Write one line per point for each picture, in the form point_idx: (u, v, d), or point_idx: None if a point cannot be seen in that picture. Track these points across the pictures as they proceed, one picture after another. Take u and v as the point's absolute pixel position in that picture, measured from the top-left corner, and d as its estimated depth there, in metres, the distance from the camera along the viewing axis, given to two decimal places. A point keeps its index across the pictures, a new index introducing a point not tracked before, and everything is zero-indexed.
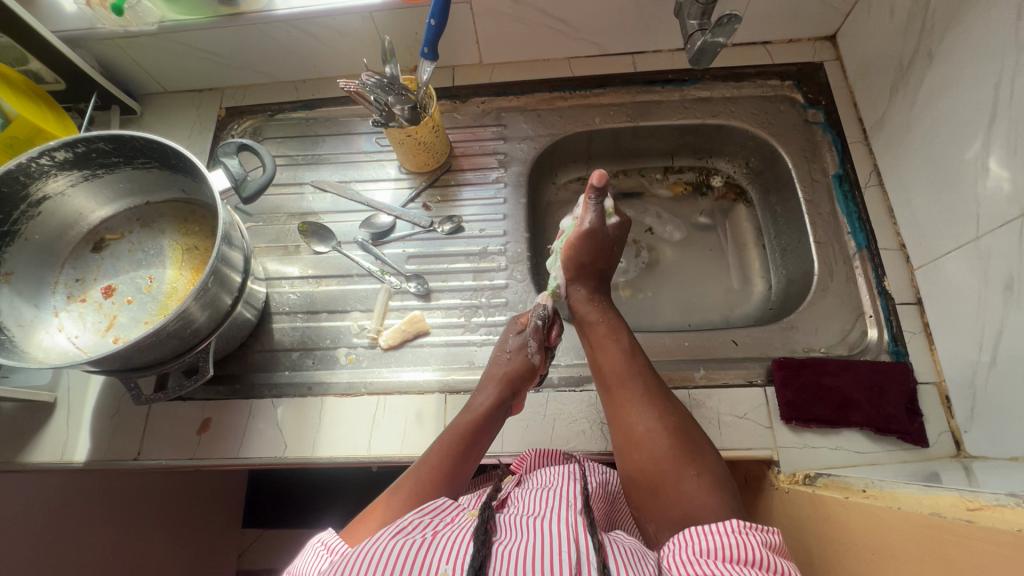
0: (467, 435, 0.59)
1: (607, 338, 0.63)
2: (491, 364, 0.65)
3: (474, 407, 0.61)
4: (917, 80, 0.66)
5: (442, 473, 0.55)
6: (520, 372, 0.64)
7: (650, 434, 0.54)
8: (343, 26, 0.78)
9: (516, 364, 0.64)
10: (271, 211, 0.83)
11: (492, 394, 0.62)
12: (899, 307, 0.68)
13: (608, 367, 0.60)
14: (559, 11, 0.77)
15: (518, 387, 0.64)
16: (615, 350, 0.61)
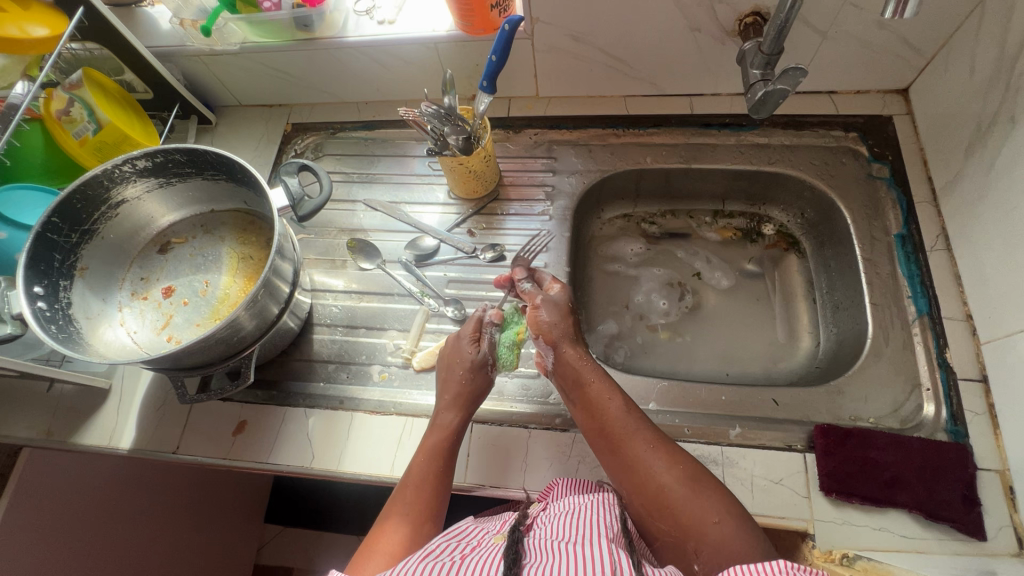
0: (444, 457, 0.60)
1: (601, 398, 0.60)
2: (450, 392, 0.64)
3: (444, 428, 0.62)
4: (997, 144, 0.62)
5: (429, 493, 0.57)
6: (476, 392, 0.64)
7: (664, 488, 0.52)
8: (408, 55, 0.82)
9: (471, 388, 0.64)
10: (323, 225, 0.86)
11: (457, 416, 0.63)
12: (961, 383, 0.63)
13: (607, 426, 0.58)
14: (619, 51, 0.78)
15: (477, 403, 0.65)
16: (611, 407, 0.59)
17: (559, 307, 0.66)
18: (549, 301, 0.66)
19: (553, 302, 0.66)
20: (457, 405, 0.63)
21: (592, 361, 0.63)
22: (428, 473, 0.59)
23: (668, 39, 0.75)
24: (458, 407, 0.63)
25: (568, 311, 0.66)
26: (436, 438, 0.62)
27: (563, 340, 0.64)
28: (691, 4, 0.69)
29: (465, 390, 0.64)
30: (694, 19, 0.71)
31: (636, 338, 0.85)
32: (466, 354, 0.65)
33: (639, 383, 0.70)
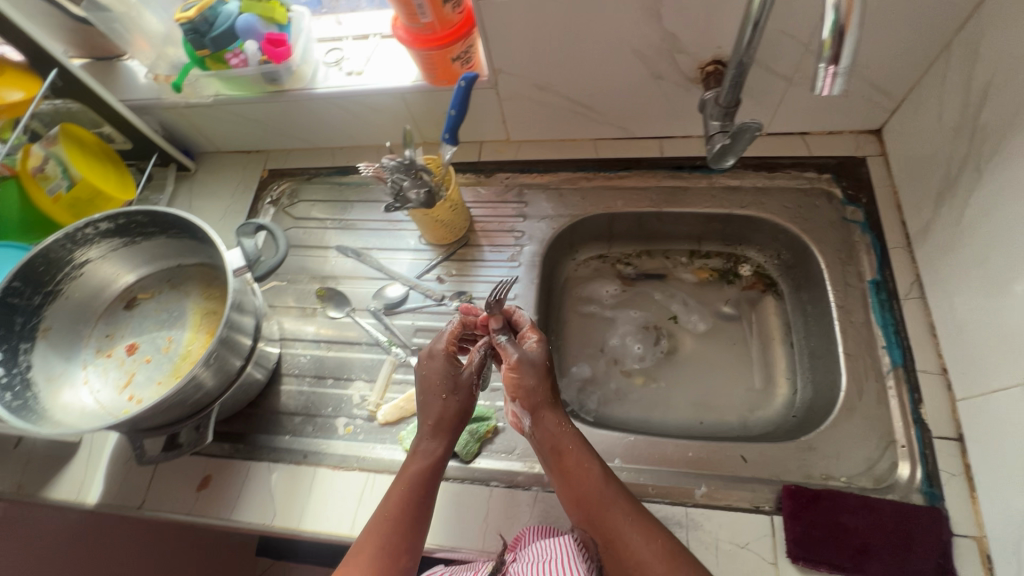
0: (423, 486, 0.58)
1: (578, 467, 0.57)
2: (431, 416, 0.62)
3: (427, 455, 0.61)
4: (965, 194, 0.60)
5: (405, 523, 0.55)
6: (456, 413, 0.63)
7: (643, 564, 0.51)
8: (377, 104, 0.82)
9: (451, 410, 0.63)
10: (295, 273, 0.86)
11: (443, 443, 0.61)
12: (936, 441, 0.61)
13: (583, 498, 0.56)
14: (584, 98, 0.77)
15: (457, 427, 0.63)
16: (589, 475, 0.57)
17: (536, 370, 0.62)
18: (524, 356, 0.62)
19: (528, 362, 0.62)
20: (436, 428, 0.62)
21: (570, 430, 0.60)
22: (406, 501, 0.57)
23: (632, 86, 0.74)
24: (442, 433, 0.62)
25: (545, 368, 0.62)
26: (416, 465, 0.60)
27: (543, 407, 0.61)
28: (651, 54, 0.69)
29: (444, 412, 0.62)
30: (656, 67, 0.70)
31: (610, 384, 0.83)
32: (444, 374, 0.64)
33: (605, 438, 0.68)
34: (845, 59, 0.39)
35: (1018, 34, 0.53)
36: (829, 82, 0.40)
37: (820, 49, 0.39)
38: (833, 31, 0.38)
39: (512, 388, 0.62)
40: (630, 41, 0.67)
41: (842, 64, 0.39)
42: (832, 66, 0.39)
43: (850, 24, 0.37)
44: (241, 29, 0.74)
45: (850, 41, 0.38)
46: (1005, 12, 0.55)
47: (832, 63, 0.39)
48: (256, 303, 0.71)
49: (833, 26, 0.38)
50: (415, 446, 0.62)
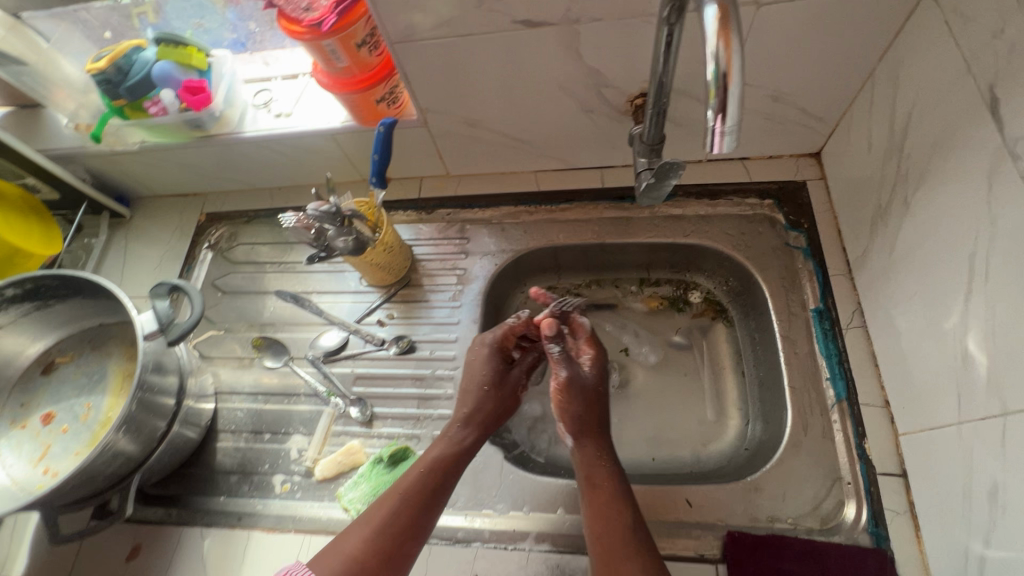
0: (448, 474, 0.62)
1: (606, 506, 0.58)
2: (473, 408, 0.67)
3: (458, 446, 0.64)
4: (896, 223, 0.59)
5: (417, 499, 0.59)
6: (493, 412, 0.68)
7: None
8: (308, 146, 0.80)
9: (489, 406, 0.68)
10: (234, 322, 0.84)
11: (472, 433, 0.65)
12: (881, 478, 0.59)
13: (603, 535, 0.56)
14: (518, 132, 0.76)
15: (494, 424, 0.67)
16: (615, 516, 0.57)
17: (585, 390, 0.67)
18: (578, 372, 0.69)
19: (581, 379, 0.68)
20: (475, 421, 0.66)
21: (610, 464, 0.62)
22: (427, 487, 0.60)
23: (564, 120, 0.73)
24: (478, 429, 0.66)
25: (593, 394, 0.68)
26: (449, 453, 0.63)
27: (591, 430, 0.65)
28: (578, 89, 0.67)
29: (485, 408, 0.67)
30: (585, 101, 0.69)
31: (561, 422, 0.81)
32: (493, 369, 0.70)
33: (548, 486, 0.66)
34: (732, 113, 0.37)
35: (933, 65, 0.52)
36: (718, 139, 0.38)
37: (707, 105, 0.38)
38: (716, 84, 0.36)
39: (557, 404, 0.67)
40: (555, 78, 0.66)
41: (729, 120, 0.37)
42: (719, 119, 0.37)
43: (733, 77, 0.36)
44: (158, 76, 0.71)
45: (733, 94, 0.36)
46: (920, 42, 0.54)
47: (720, 121, 0.37)
48: (179, 359, 0.69)
49: (715, 75, 0.36)
50: (450, 435, 0.65)
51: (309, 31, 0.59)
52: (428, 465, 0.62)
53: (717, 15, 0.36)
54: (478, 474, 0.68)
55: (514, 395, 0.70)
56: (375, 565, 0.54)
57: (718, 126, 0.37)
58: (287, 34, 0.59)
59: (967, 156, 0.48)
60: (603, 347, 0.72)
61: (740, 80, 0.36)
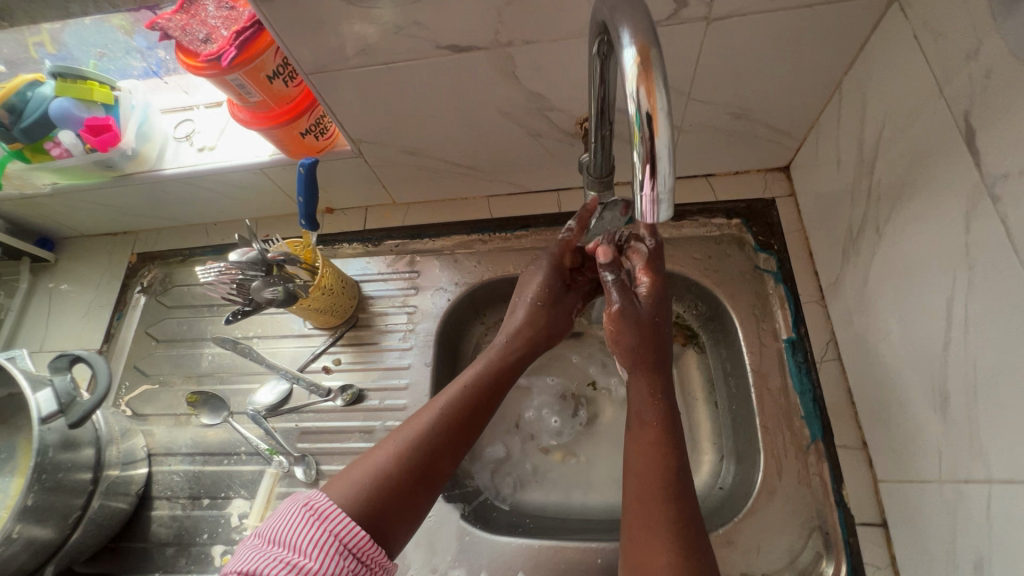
0: (490, 392, 0.56)
1: (650, 443, 0.50)
2: (523, 322, 0.61)
3: (502, 365, 0.58)
4: (868, 253, 0.55)
5: (454, 419, 0.52)
6: (545, 326, 0.62)
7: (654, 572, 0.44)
8: (238, 181, 0.73)
9: (541, 320, 0.62)
10: (169, 373, 0.78)
11: (519, 351, 0.60)
12: (860, 528, 0.55)
13: (640, 476, 0.49)
14: (464, 159, 0.70)
15: (545, 345, 0.62)
16: (656, 457, 0.49)
17: (637, 322, 0.55)
18: (630, 301, 0.55)
19: (633, 309, 0.55)
20: (522, 335, 0.61)
21: (665, 407, 0.53)
22: (469, 403, 0.54)
23: (510, 145, 0.67)
24: (525, 340, 0.61)
25: (648, 327, 0.55)
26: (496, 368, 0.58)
27: (645, 363, 0.55)
28: (521, 114, 0.61)
29: (534, 325, 0.61)
30: (530, 126, 0.63)
31: (526, 464, 0.76)
32: (549, 285, 0.63)
33: (506, 548, 0.61)
34: (664, 175, 0.32)
35: (901, 83, 0.47)
36: (651, 207, 0.33)
37: (634, 166, 0.33)
38: (640, 142, 0.31)
39: (609, 331, 0.56)
40: (494, 103, 0.60)
41: (661, 185, 0.32)
42: (649, 182, 0.32)
43: (659, 124, 0.31)
44: (56, 116, 0.65)
45: (663, 151, 0.31)
46: (888, 56, 0.49)
47: (653, 185, 0.32)
48: (93, 428, 0.62)
49: (640, 121, 0.31)
50: (497, 350, 0.60)
51: (211, 66, 0.52)
52: (472, 381, 0.56)
53: (637, 57, 0.30)
54: (433, 536, 0.64)
55: (569, 320, 0.64)
56: (407, 483, 0.48)
57: (648, 192, 0.32)
58: (186, 70, 0.53)
59: (941, 188, 0.43)
60: (663, 275, 0.57)
61: (668, 134, 0.31)
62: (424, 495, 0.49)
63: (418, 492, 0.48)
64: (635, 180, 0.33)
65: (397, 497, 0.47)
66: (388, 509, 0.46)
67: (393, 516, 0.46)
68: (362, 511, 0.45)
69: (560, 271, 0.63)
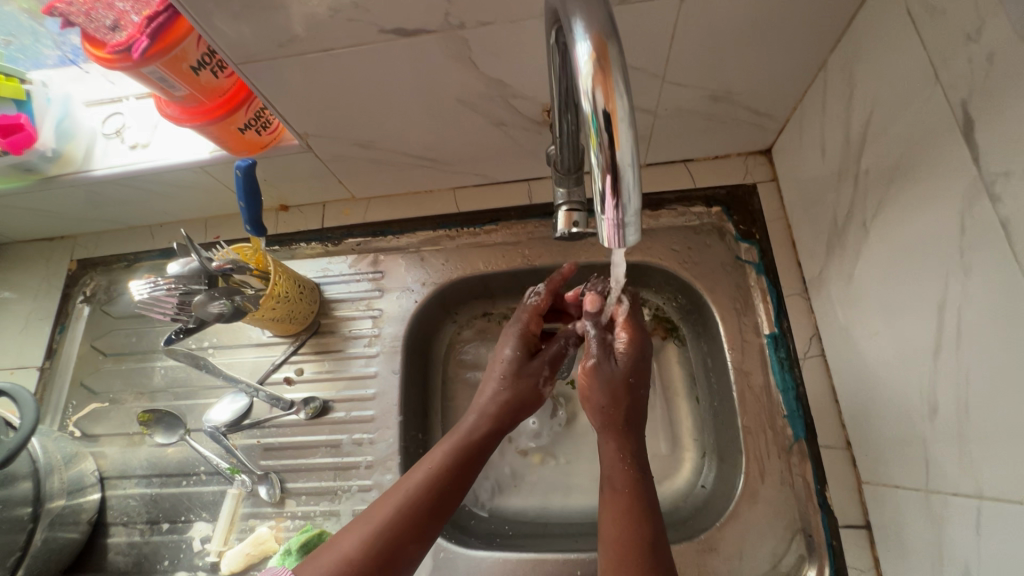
0: (460, 472, 0.52)
1: (623, 516, 0.47)
2: (488, 399, 0.57)
3: (470, 441, 0.54)
4: (854, 248, 0.51)
5: (422, 501, 0.49)
6: (511, 403, 0.57)
7: None
8: (177, 181, 0.67)
9: (504, 398, 0.58)
10: (119, 390, 0.73)
11: (485, 425, 0.55)
12: (843, 531, 0.54)
13: (617, 551, 0.46)
14: (424, 151, 0.65)
15: (517, 420, 0.58)
16: (629, 529, 0.47)
17: (609, 381, 0.54)
18: (606, 358, 0.56)
19: (607, 366, 0.55)
20: (492, 412, 0.56)
21: (640, 470, 0.50)
22: (435, 484, 0.50)
23: (473, 135, 0.62)
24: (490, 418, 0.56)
25: (621, 388, 0.54)
26: (467, 444, 0.54)
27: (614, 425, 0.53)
28: (482, 102, 0.56)
29: (506, 400, 0.57)
30: (493, 115, 0.58)
31: (504, 468, 0.73)
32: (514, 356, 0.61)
33: (483, 562, 0.59)
34: (629, 193, 0.28)
35: (892, 64, 0.43)
36: (616, 231, 0.29)
37: (594, 182, 0.30)
38: (599, 157, 0.28)
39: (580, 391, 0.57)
40: (451, 91, 0.54)
41: (626, 208, 0.29)
42: (612, 204, 0.28)
43: (620, 130, 0.27)
44: None
45: (625, 162, 0.27)
46: (877, 35, 0.44)
47: (617, 210, 0.29)
48: (30, 459, 0.57)
49: (598, 126, 0.27)
50: (467, 425, 0.55)
51: (121, 58, 0.47)
52: (438, 459, 0.52)
53: (593, 53, 0.26)
54: None
55: (537, 394, 0.60)
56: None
57: (611, 215, 0.29)
58: (93, 63, 0.47)
59: (933, 185, 0.40)
60: (643, 334, 0.58)
61: (630, 147, 0.27)
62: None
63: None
64: (597, 200, 0.30)
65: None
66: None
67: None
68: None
69: (528, 338, 0.63)
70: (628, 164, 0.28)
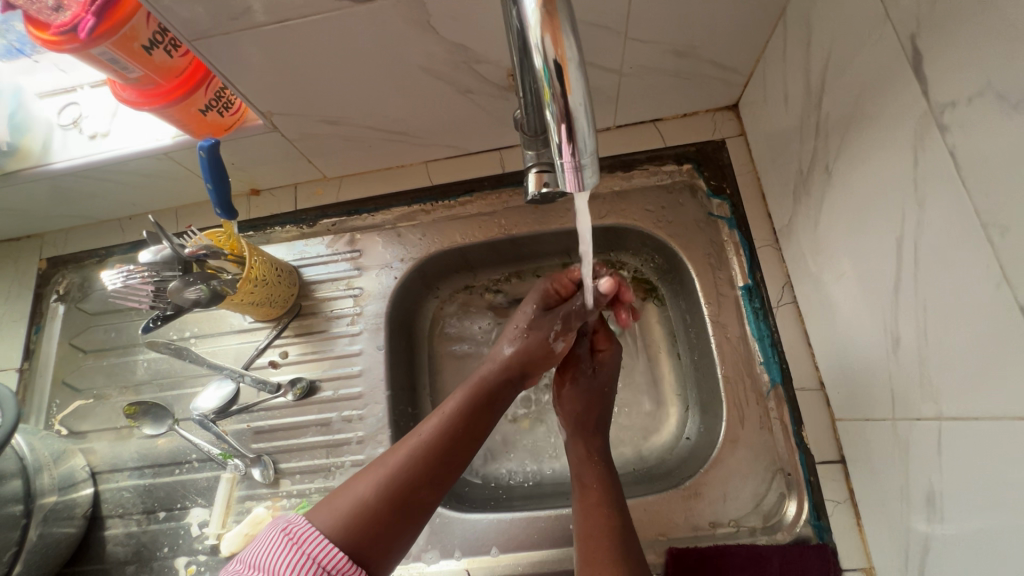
0: (475, 421, 0.53)
1: (597, 505, 0.54)
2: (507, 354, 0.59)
3: (486, 391, 0.55)
4: (819, 193, 0.53)
5: (438, 448, 0.50)
6: (528, 355, 0.59)
7: None
8: (142, 169, 0.66)
9: (523, 349, 0.59)
10: (103, 386, 0.72)
11: (504, 375, 0.57)
12: (820, 467, 0.56)
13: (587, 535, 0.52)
14: (392, 124, 0.64)
15: (528, 373, 0.60)
16: (603, 515, 0.53)
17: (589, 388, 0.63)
18: (585, 368, 0.64)
19: (585, 376, 0.64)
20: (505, 363, 0.58)
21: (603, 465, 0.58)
22: (451, 431, 0.51)
23: (439, 105, 0.61)
24: (508, 369, 0.58)
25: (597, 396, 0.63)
26: (481, 395, 0.55)
27: (586, 424, 0.62)
28: (446, 69, 0.56)
29: (516, 352, 0.59)
30: (458, 82, 0.57)
31: (494, 435, 0.74)
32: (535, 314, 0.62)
33: (478, 524, 0.61)
34: (584, 137, 0.29)
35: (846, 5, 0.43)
36: (574, 174, 0.31)
37: (550, 130, 0.30)
38: (553, 105, 0.28)
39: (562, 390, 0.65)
40: (412, 59, 0.54)
41: (582, 152, 0.30)
42: (568, 149, 0.29)
43: (571, 76, 0.27)
44: None
45: (578, 108, 0.28)
46: None
47: (573, 154, 0.30)
48: (16, 457, 0.57)
49: (549, 74, 0.27)
50: (482, 378, 0.56)
51: (68, 40, 0.47)
52: (455, 406, 0.53)
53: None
54: None
55: (546, 347, 0.60)
56: (384, 517, 0.46)
57: (569, 159, 0.30)
58: (42, 47, 0.47)
59: (888, 123, 0.40)
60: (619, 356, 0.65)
61: (582, 90, 0.28)
62: (404, 526, 0.47)
63: (397, 524, 0.46)
64: (554, 145, 0.31)
65: (376, 529, 0.45)
66: (366, 541, 0.44)
67: (370, 548, 0.45)
68: (340, 542, 0.43)
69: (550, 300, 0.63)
70: (582, 110, 0.28)
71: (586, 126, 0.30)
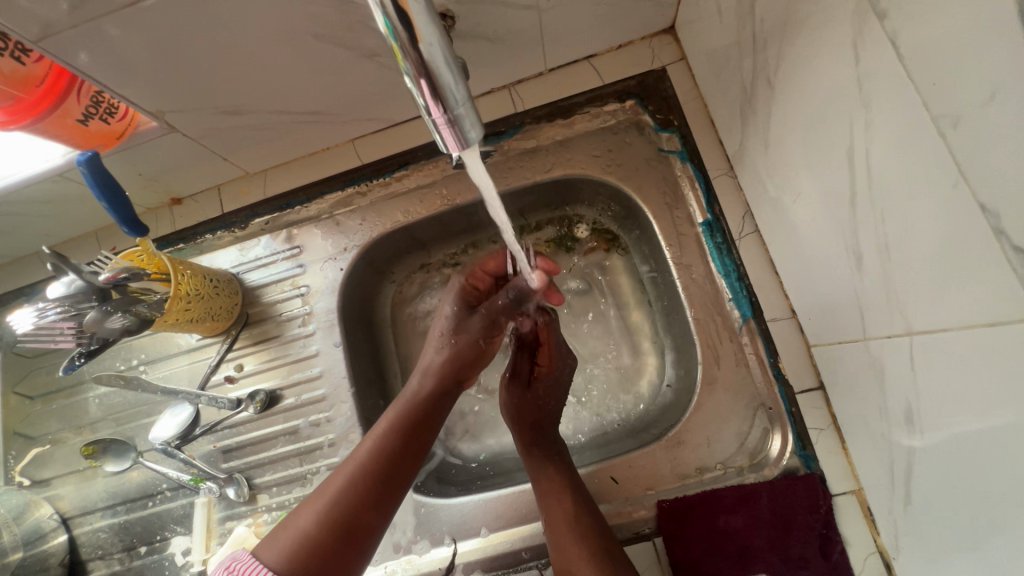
0: (411, 435, 0.51)
1: (550, 492, 0.54)
2: (434, 358, 0.56)
3: (420, 403, 0.53)
4: (765, 110, 0.49)
5: (376, 468, 0.49)
6: (458, 360, 0.56)
7: None
8: (41, 196, 0.60)
9: (447, 355, 0.56)
10: (58, 429, 0.69)
11: (430, 379, 0.54)
12: (800, 397, 0.54)
13: (552, 521, 0.53)
14: (301, 104, 0.58)
15: (461, 378, 0.56)
16: (557, 504, 0.53)
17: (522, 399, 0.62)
18: (523, 379, 0.64)
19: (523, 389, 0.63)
20: (439, 375, 0.54)
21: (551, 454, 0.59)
22: (388, 450, 0.50)
23: (347, 75, 0.55)
24: (436, 372, 0.55)
25: (534, 406, 0.62)
26: (415, 411, 0.52)
27: (524, 427, 0.61)
28: (343, 33, 0.50)
29: (444, 360, 0.55)
30: (361, 46, 0.52)
31: (475, 412, 0.72)
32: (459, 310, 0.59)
33: (464, 507, 0.59)
34: (453, 91, 0.30)
35: None
36: (453, 131, 0.32)
37: (413, 92, 0.31)
38: (408, 62, 0.29)
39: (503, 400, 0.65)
40: (300, 26, 0.48)
41: (453, 106, 0.31)
42: (436, 105, 0.30)
43: (423, 31, 0.28)
44: None
45: (434, 58, 0.29)
46: None
47: (445, 110, 0.31)
48: None
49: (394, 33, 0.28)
50: (413, 392, 0.54)
51: None
52: (387, 425, 0.51)
53: None
54: None
55: (475, 350, 0.57)
56: (330, 547, 0.45)
57: (439, 116, 0.31)
58: None
59: (825, 21, 0.36)
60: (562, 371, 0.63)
61: (436, 42, 0.29)
62: (352, 552, 0.46)
63: (346, 550, 0.46)
64: (423, 107, 0.32)
65: (325, 560, 0.45)
66: (318, 573, 0.44)
67: None
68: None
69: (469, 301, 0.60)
70: (439, 62, 0.29)
71: (451, 78, 0.31)
